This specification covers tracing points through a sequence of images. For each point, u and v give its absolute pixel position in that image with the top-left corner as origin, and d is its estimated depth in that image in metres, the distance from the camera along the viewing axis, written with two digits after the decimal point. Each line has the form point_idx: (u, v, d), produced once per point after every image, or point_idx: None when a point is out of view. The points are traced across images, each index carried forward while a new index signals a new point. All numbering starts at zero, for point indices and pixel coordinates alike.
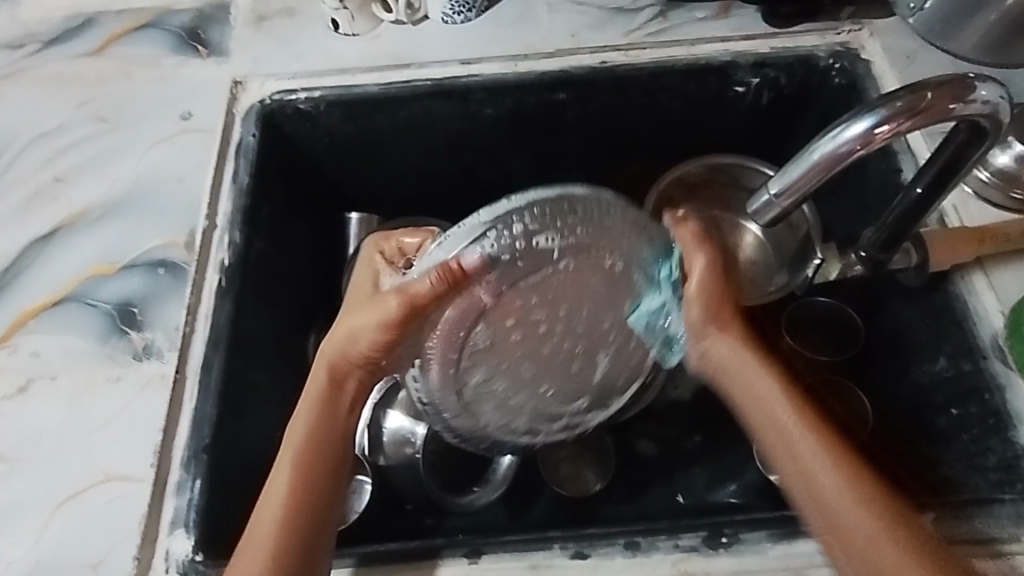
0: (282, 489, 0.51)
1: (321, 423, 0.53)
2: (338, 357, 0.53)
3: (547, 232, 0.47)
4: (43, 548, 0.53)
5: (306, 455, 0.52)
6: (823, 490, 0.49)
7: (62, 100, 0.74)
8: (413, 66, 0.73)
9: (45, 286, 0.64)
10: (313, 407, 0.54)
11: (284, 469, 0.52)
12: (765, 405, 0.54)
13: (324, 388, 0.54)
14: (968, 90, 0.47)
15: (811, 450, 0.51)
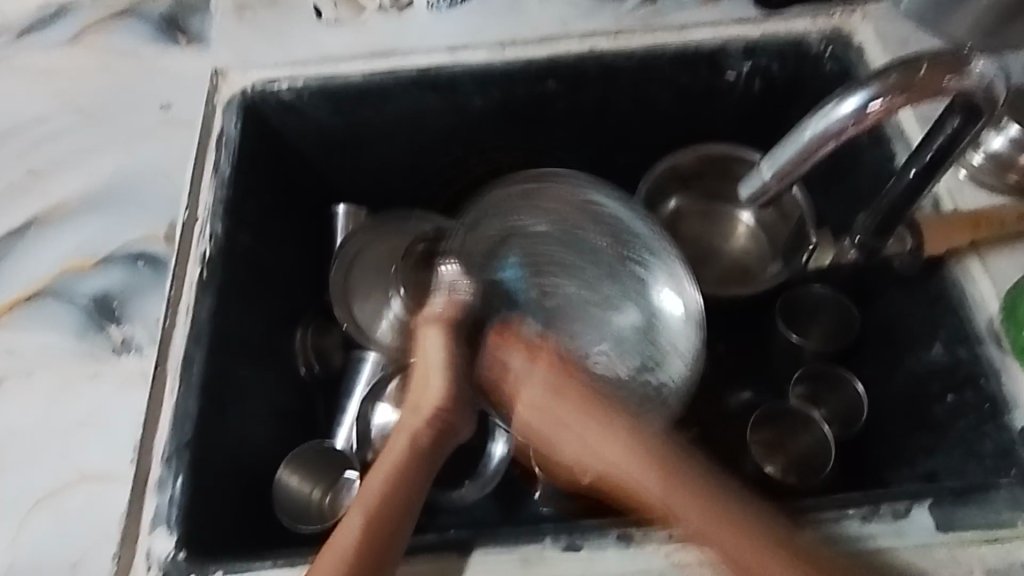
0: (354, 528, 0.49)
1: (405, 476, 0.53)
2: (420, 412, 0.56)
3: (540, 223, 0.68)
4: (20, 549, 0.51)
5: (377, 514, 0.50)
6: (701, 524, 0.48)
7: (38, 92, 0.72)
8: (398, 54, 0.71)
9: (21, 280, 0.63)
10: (393, 454, 0.54)
11: (360, 507, 0.50)
12: (575, 442, 0.53)
13: (409, 447, 0.54)
14: (962, 65, 0.46)
15: (653, 481, 0.50)
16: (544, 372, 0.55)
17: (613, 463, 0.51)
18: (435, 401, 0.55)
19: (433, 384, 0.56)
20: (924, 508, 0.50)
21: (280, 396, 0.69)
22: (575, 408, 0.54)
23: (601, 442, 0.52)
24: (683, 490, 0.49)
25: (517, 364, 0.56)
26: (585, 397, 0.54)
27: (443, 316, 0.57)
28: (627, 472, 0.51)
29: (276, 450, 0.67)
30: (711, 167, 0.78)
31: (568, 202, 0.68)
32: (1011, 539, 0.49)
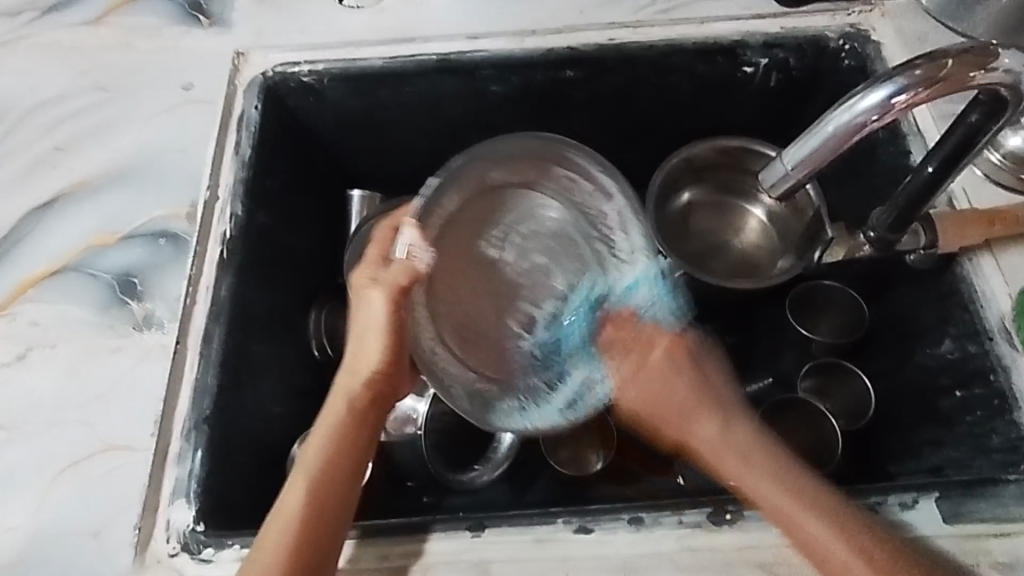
0: (297, 493, 0.50)
1: (347, 439, 0.54)
2: (354, 375, 0.57)
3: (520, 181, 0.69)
4: (42, 516, 0.52)
5: (320, 476, 0.51)
6: (778, 514, 0.49)
7: (61, 70, 0.73)
8: (418, 40, 0.71)
9: (44, 255, 0.64)
10: (337, 417, 0.55)
11: (301, 473, 0.52)
12: (704, 428, 0.56)
13: (348, 408, 0.55)
14: (990, 58, 0.46)
15: (763, 470, 0.52)
16: (661, 351, 0.60)
17: (717, 439, 0.55)
18: (370, 358, 0.57)
19: (371, 345, 0.57)
20: (931, 500, 0.51)
21: (294, 375, 0.70)
22: (692, 394, 0.57)
23: (704, 427, 0.56)
24: (777, 471, 0.51)
25: (660, 363, 0.59)
26: (700, 388, 0.58)
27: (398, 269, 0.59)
28: (734, 464, 0.53)
29: (292, 428, 0.68)
30: (724, 161, 0.78)
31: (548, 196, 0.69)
32: (1017, 532, 0.50)
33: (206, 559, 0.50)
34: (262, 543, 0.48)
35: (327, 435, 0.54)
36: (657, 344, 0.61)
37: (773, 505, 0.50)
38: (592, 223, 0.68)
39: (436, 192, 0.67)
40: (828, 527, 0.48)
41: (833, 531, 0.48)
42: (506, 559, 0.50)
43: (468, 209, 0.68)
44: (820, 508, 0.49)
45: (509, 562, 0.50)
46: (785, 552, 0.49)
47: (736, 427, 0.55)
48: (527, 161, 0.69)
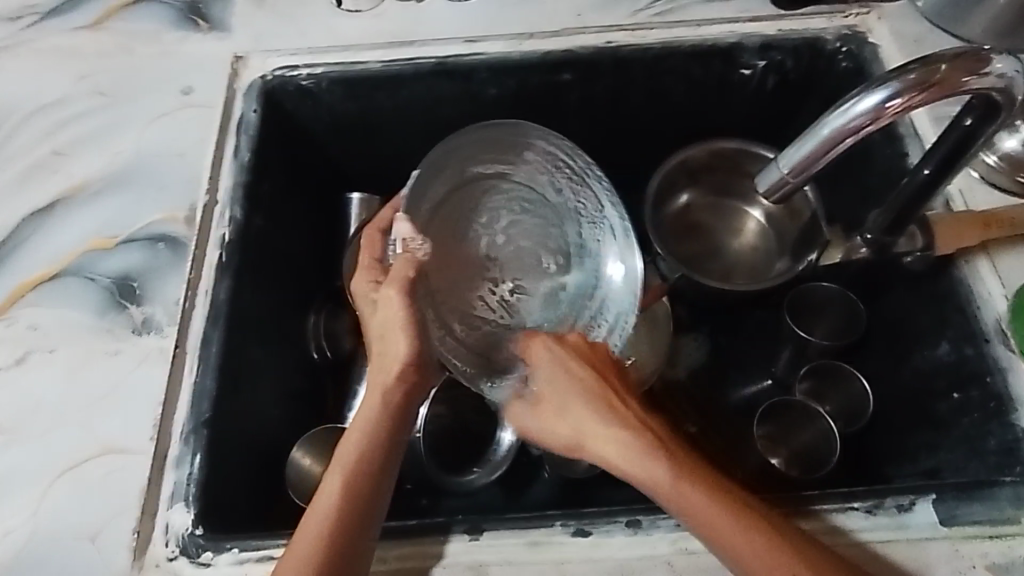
0: (324, 508, 0.49)
1: (380, 440, 0.52)
2: (382, 372, 0.54)
3: (516, 162, 0.65)
4: (41, 520, 0.53)
5: (352, 481, 0.50)
6: (711, 523, 0.47)
7: (60, 74, 0.73)
8: (416, 44, 0.72)
9: (44, 259, 0.64)
10: (371, 419, 0.53)
11: (336, 475, 0.50)
12: (609, 448, 0.51)
13: (380, 405, 0.53)
14: (982, 63, 0.47)
15: (665, 485, 0.48)
16: (544, 344, 0.58)
17: (610, 436, 0.52)
18: (398, 360, 0.53)
19: (396, 345, 0.53)
20: (928, 502, 0.51)
21: (292, 378, 0.70)
22: (594, 405, 0.53)
23: (612, 438, 0.51)
24: (695, 489, 0.48)
25: (539, 352, 0.57)
26: (610, 387, 0.54)
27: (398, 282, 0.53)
28: (654, 472, 0.49)
29: (291, 431, 0.68)
30: (722, 164, 0.78)
31: (544, 179, 0.65)
32: (1012, 533, 0.50)
33: (205, 562, 0.51)
34: (290, 550, 0.48)
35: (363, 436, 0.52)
36: (547, 347, 0.57)
37: (694, 512, 0.47)
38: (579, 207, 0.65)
39: (419, 187, 0.59)
40: (762, 541, 0.46)
41: (750, 534, 0.46)
42: (504, 562, 0.50)
43: (444, 202, 0.63)
44: (754, 525, 0.46)
45: (506, 565, 0.50)
46: None
47: (640, 432, 0.51)
48: (517, 147, 0.64)
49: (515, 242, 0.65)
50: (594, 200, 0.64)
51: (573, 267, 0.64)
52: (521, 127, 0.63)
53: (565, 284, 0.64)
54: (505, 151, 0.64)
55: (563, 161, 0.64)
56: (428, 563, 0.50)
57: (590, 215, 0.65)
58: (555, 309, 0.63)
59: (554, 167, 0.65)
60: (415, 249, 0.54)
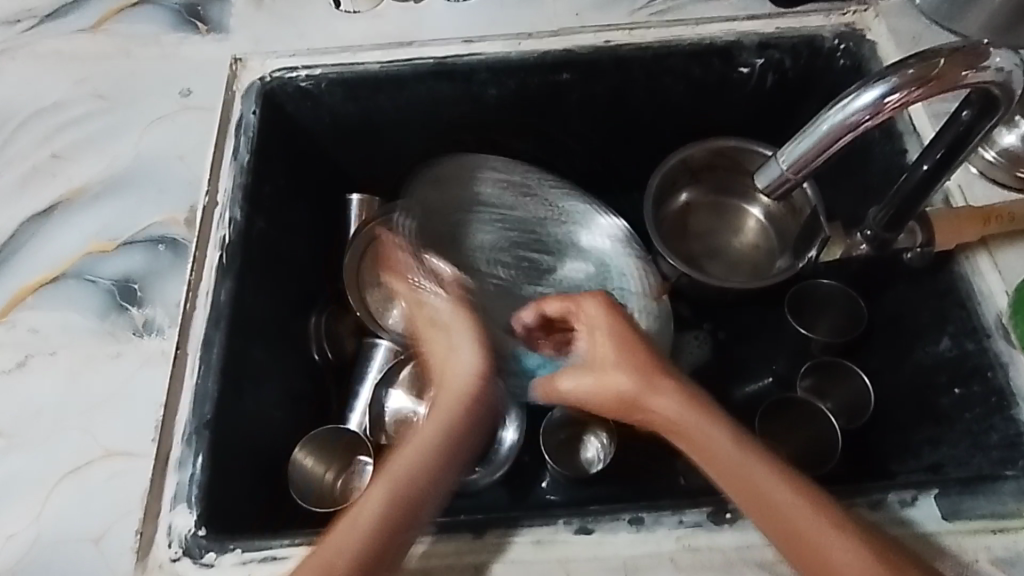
0: (377, 501, 0.49)
1: (439, 455, 0.53)
2: (448, 383, 0.58)
3: (489, 194, 0.79)
4: (44, 523, 0.52)
5: (397, 495, 0.50)
6: (797, 521, 0.47)
7: (59, 77, 0.73)
8: (415, 44, 0.72)
9: (44, 262, 0.64)
10: (447, 415, 0.55)
11: (384, 474, 0.51)
12: (668, 412, 0.53)
13: (461, 425, 0.55)
14: (981, 58, 0.47)
15: (738, 457, 0.50)
16: (594, 303, 0.58)
17: (677, 411, 0.52)
18: (471, 375, 0.58)
19: (464, 357, 0.58)
20: (931, 497, 0.51)
21: (294, 380, 0.70)
22: (645, 364, 0.55)
23: (675, 398, 0.53)
24: (760, 466, 0.49)
25: (592, 312, 0.58)
26: (653, 355, 0.56)
27: (454, 299, 0.63)
28: (716, 438, 0.51)
29: (293, 433, 0.68)
30: (723, 162, 0.78)
31: (513, 194, 0.79)
32: (1016, 528, 0.50)
33: (208, 564, 0.51)
34: (315, 553, 0.47)
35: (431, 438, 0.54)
36: (583, 304, 0.59)
37: (753, 482, 0.48)
38: (551, 205, 0.79)
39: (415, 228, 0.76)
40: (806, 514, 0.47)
41: (813, 518, 0.47)
42: (507, 561, 0.50)
43: (438, 246, 0.76)
44: (820, 507, 0.47)
45: (510, 564, 0.50)
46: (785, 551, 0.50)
47: (698, 399, 0.53)
48: (480, 177, 0.78)
49: (526, 255, 0.77)
50: (564, 202, 0.79)
51: (572, 256, 0.77)
52: (478, 163, 0.78)
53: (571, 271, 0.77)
54: (471, 183, 0.79)
55: (519, 179, 0.79)
56: (431, 563, 0.50)
57: (563, 212, 0.79)
58: (589, 280, 0.76)
59: (514, 189, 0.79)
60: (422, 272, 0.68)
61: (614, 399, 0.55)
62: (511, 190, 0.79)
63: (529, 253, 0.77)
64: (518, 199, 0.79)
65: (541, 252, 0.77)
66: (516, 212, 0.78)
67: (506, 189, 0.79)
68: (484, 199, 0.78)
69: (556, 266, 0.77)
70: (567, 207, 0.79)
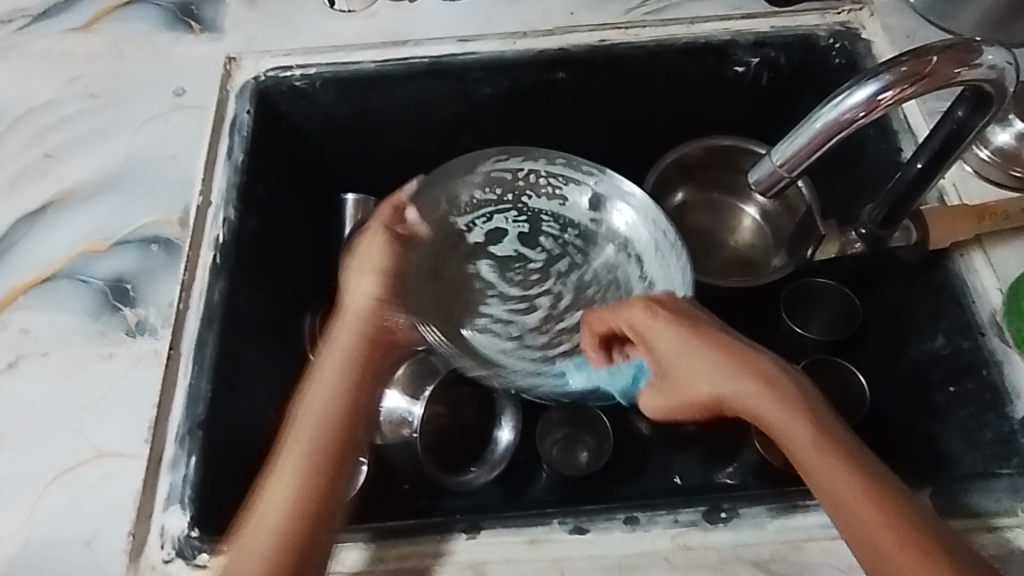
0: (287, 490, 0.50)
1: (331, 406, 0.54)
2: (353, 323, 0.61)
3: (491, 185, 0.76)
4: (35, 524, 0.52)
5: (313, 454, 0.51)
6: (856, 524, 0.45)
7: (50, 77, 0.73)
8: (409, 43, 0.72)
9: (36, 262, 0.64)
10: (342, 356, 0.58)
11: (303, 423, 0.53)
12: (744, 397, 0.52)
13: (341, 382, 0.56)
14: (973, 55, 0.47)
15: (813, 448, 0.48)
16: (639, 308, 0.57)
17: (755, 393, 0.51)
18: (368, 298, 0.62)
19: (359, 293, 0.62)
20: (925, 494, 0.51)
21: (288, 381, 0.70)
22: (720, 367, 0.53)
23: (751, 399, 0.51)
24: (838, 461, 0.47)
25: (637, 315, 0.57)
26: (722, 340, 0.54)
27: (388, 237, 0.67)
28: (795, 437, 0.49)
29: None
30: (719, 160, 0.79)
31: (519, 177, 0.76)
32: (1009, 525, 0.50)
33: (200, 565, 0.50)
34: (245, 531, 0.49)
35: (326, 401, 0.54)
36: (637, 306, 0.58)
37: (828, 479, 0.47)
38: (548, 186, 0.76)
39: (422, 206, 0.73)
40: (885, 528, 0.45)
41: (896, 534, 0.45)
42: (501, 561, 0.50)
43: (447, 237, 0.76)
44: (891, 515, 0.45)
45: (504, 564, 0.50)
46: (779, 549, 0.50)
47: (772, 380, 0.52)
48: (480, 170, 0.75)
49: (542, 242, 0.78)
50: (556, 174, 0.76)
51: (591, 235, 0.77)
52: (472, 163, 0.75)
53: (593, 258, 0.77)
54: (467, 174, 0.75)
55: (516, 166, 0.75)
56: (425, 563, 0.50)
57: (570, 196, 0.77)
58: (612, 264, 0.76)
59: (522, 179, 0.76)
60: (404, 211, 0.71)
61: (704, 399, 0.54)
62: (506, 176, 0.76)
63: (539, 234, 0.78)
64: (513, 182, 0.76)
65: (557, 235, 0.78)
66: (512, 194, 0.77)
67: (501, 176, 0.76)
68: (484, 179, 0.76)
69: (579, 245, 0.77)
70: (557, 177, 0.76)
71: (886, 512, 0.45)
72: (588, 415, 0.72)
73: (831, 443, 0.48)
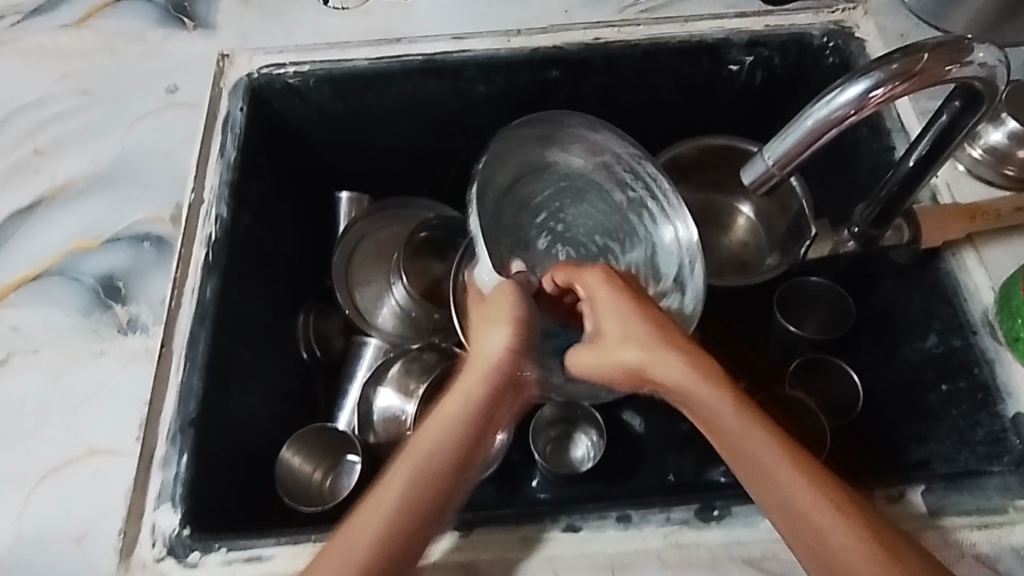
0: (358, 548, 0.44)
1: (445, 476, 0.47)
2: (487, 370, 0.51)
3: (621, 169, 0.69)
4: (25, 522, 0.52)
5: (403, 522, 0.45)
6: (806, 517, 0.44)
7: (42, 74, 0.72)
8: (403, 41, 0.71)
9: (27, 260, 0.63)
10: (470, 402, 0.50)
11: (406, 468, 0.47)
12: (672, 375, 0.50)
13: (456, 424, 0.49)
14: (963, 53, 0.47)
15: (771, 450, 0.46)
16: (594, 277, 0.57)
17: (682, 379, 0.50)
18: (506, 348, 0.52)
19: (496, 340, 0.52)
20: (917, 493, 0.51)
21: (281, 379, 0.70)
22: (650, 338, 0.52)
23: (670, 368, 0.51)
24: (759, 433, 0.47)
25: (592, 283, 0.57)
26: (658, 320, 0.54)
27: (513, 283, 0.56)
28: (717, 411, 0.48)
29: (279, 433, 0.68)
30: (713, 159, 0.78)
31: (621, 168, 0.69)
32: (1001, 523, 0.50)
33: (192, 563, 0.50)
34: (328, 544, 0.45)
35: (436, 447, 0.47)
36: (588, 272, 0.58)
37: (765, 465, 0.46)
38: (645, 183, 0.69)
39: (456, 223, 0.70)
40: (828, 514, 0.44)
41: (844, 525, 0.43)
42: (494, 559, 0.50)
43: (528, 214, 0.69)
44: (839, 502, 0.44)
45: (497, 563, 0.50)
46: (771, 547, 0.50)
47: (710, 370, 0.50)
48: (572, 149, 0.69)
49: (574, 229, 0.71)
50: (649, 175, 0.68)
51: (636, 233, 0.69)
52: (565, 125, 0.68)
53: (631, 258, 0.69)
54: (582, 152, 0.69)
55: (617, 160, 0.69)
56: (419, 562, 0.50)
57: (627, 181, 0.69)
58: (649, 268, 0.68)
59: (616, 173, 0.69)
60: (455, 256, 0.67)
61: (636, 372, 0.52)
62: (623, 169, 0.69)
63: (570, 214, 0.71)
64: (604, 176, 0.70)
65: (591, 219, 0.70)
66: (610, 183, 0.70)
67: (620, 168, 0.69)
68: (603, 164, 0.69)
69: (616, 240, 0.70)
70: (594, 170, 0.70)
71: (830, 501, 0.44)
72: (582, 414, 0.72)
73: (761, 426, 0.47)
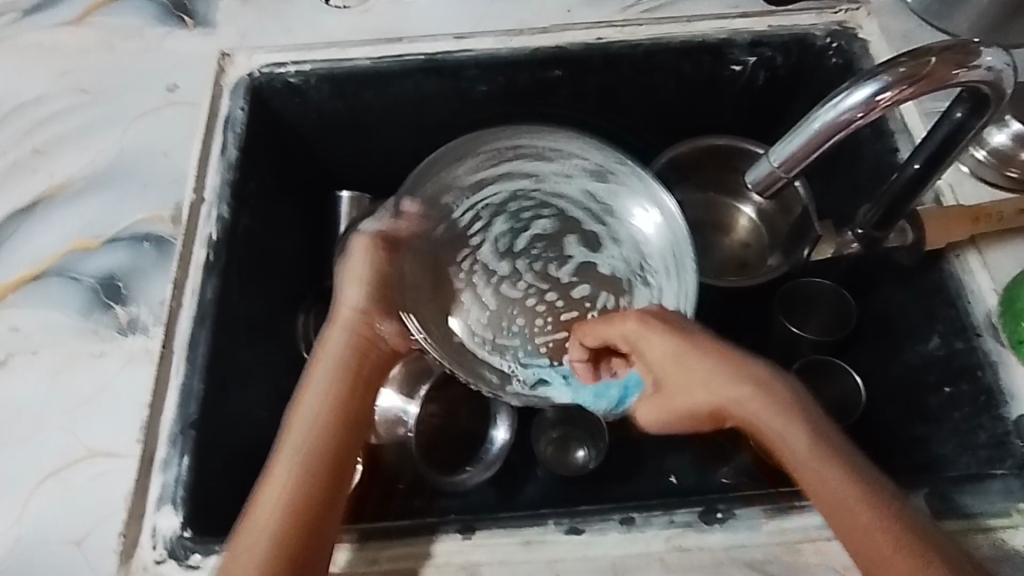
0: (288, 471, 0.48)
1: (339, 426, 0.51)
2: (343, 322, 0.56)
3: (573, 164, 0.70)
4: (25, 524, 0.52)
5: (313, 467, 0.49)
6: (867, 548, 0.44)
7: (39, 72, 0.72)
8: (404, 40, 0.71)
9: (25, 260, 0.63)
10: (334, 356, 0.54)
11: (303, 425, 0.50)
12: (751, 407, 0.50)
13: (336, 377, 0.53)
14: (972, 56, 0.47)
15: (808, 452, 0.47)
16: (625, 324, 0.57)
17: (758, 406, 0.50)
18: (363, 300, 0.56)
19: (348, 296, 0.56)
20: (920, 496, 0.51)
21: (282, 380, 0.69)
22: (712, 369, 0.52)
23: (710, 387, 0.52)
24: (829, 462, 0.47)
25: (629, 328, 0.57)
26: (723, 351, 0.53)
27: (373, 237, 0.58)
28: (791, 443, 0.48)
29: (278, 435, 0.67)
30: (712, 159, 0.78)
31: (554, 159, 0.70)
32: (1004, 526, 0.50)
33: (193, 566, 0.50)
34: (252, 504, 0.48)
35: (315, 403, 0.51)
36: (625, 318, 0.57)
37: (833, 499, 0.45)
38: (593, 173, 0.70)
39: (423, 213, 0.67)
40: (896, 549, 0.43)
41: (907, 551, 0.43)
42: (496, 562, 0.50)
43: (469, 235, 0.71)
44: (885, 522, 0.44)
45: (499, 566, 0.50)
46: (774, 550, 0.50)
47: (780, 401, 0.50)
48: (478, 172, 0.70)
49: (546, 234, 0.73)
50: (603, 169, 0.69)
51: (606, 231, 0.72)
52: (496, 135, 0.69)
53: (619, 243, 0.71)
54: (498, 146, 0.70)
55: (537, 155, 0.70)
56: (421, 564, 0.50)
57: (592, 182, 0.70)
58: (625, 264, 0.71)
59: (551, 162, 0.71)
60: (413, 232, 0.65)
61: (710, 409, 0.52)
62: (514, 161, 0.71)
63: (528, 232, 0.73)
64: (572, 169, 0.70)
65: (548, 225, 0.73)
66: (580, 176, 0.70)
67: (556, 160, 0.70)
68: (552, 162, 0.70)
69: (589, 242, 0.73)
70: (571, 163, 0.70)
71: (892, 533, 0.44)
72: (583, 415, 0.71)
73: (829, 458, 0.47)
